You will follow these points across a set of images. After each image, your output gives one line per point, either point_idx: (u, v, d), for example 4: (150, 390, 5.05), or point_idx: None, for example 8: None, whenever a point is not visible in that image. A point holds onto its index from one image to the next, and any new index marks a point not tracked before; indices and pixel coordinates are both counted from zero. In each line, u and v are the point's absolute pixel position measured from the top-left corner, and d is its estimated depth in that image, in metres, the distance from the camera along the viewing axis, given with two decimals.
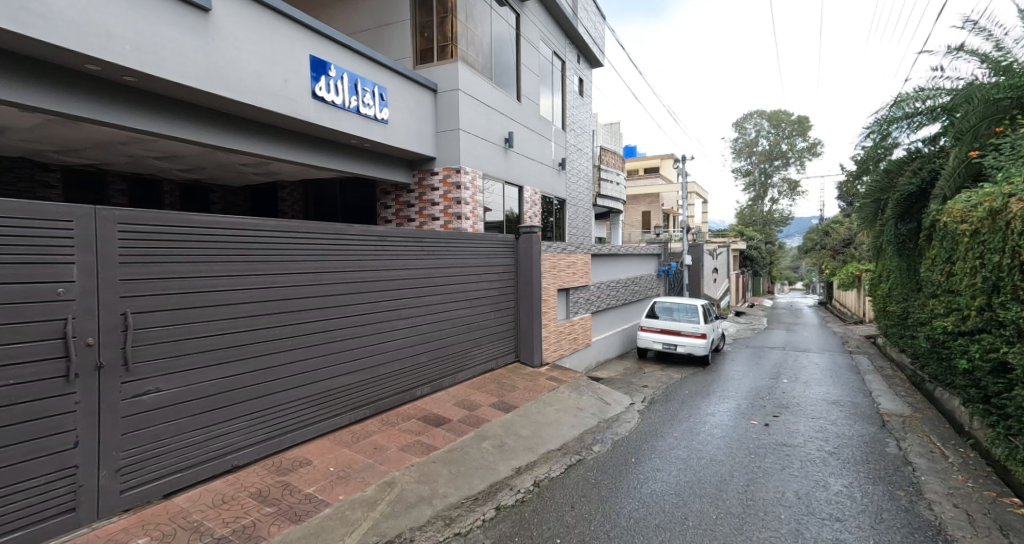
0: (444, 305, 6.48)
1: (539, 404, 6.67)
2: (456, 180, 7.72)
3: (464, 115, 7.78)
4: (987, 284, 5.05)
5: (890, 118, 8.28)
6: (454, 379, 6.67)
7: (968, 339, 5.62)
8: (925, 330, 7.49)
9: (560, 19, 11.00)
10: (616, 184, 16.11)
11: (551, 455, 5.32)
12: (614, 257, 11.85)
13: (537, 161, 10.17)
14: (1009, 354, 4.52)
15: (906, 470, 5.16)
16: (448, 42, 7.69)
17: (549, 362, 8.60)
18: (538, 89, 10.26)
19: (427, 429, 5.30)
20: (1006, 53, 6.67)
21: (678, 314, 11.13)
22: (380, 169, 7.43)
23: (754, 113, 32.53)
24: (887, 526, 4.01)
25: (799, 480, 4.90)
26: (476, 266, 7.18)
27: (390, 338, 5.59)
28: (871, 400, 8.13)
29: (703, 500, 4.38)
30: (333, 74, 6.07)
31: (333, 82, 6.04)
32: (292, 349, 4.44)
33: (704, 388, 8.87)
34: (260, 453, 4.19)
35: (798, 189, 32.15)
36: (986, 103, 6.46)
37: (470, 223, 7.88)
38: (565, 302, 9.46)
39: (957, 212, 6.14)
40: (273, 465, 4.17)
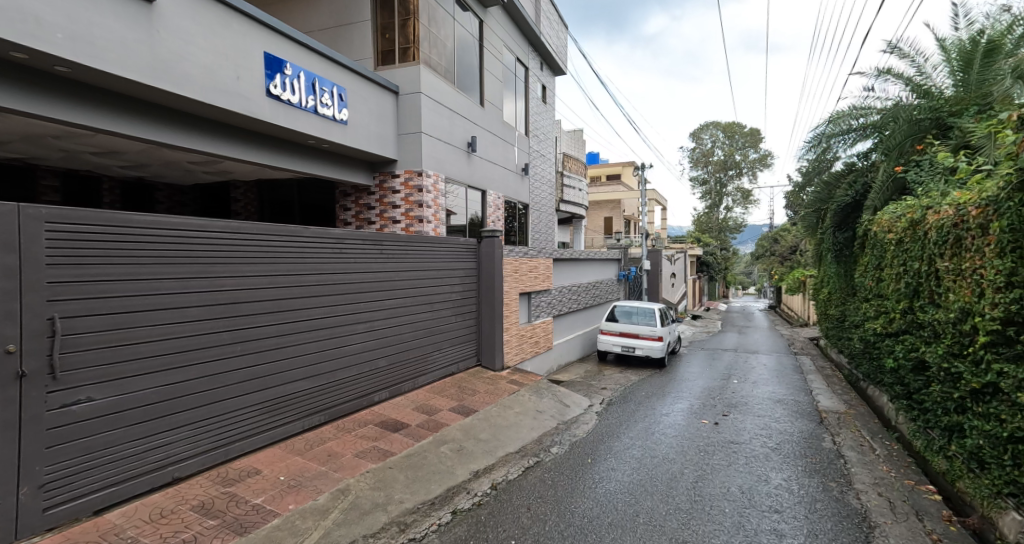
0: (404, 309, 6.43)
1: (499, 407, 6.72)
2: (417, 183, 7.67)
3: (426, 118, 7.75)
4: (910, 289, 5.50)
5: (830, 134, 8.82)
6: (414, 383, 6.63)
7: (894, 338, 6.08)
8: (859, 332, 8.00)
9: (523, 25, 11.15)
10: (578, 190, 16.39)
11: (509, 458, 5.37)
12: (575, 262, 12.07)
13: (499, 165, 10.25)
14: (927, 353, 4.91)
15: (839, 463, 5.52)
16: (410, 44, 7.66)
17: (511, 365, 8.68)
18: (501, 94, 10.36)
19: (384, 434, 5.25)
20: (927, 77, 7.23)
21: (636, 318, 11.43)
22: (339, 170, 7.30)
23: (709, 124, 33.67)
24: (819, 516, 4.27)
25: (743, 475, 5.15)
26: (438, 269, 7.16)
27: (349, 343, 5.50)
28: (811, 398, 8.61)
29: (654, 498, 4.53)
30: (290, 73, 5.94)
31: (289, 80, 5.92)
32: (241, 354, 4.30)
33: (660, 390, 9.17)
34: (204, 464, 4.03)
35: (750, 198, 33.53)
36: (910, 123, 7.02)
37: (433, 227, 7.86)
38: (527, 306, 9.55)
39: (886, 222, 6.64)
40: (219, 476, 4.03)
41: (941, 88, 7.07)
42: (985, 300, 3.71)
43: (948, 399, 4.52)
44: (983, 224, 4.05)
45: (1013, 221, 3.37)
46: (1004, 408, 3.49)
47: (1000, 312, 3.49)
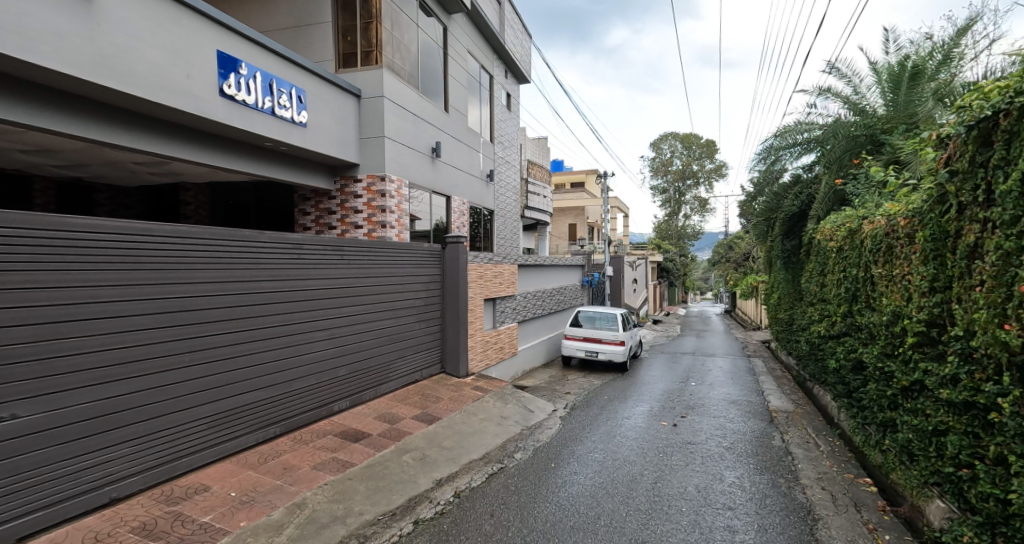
0: (366, 316, 6.36)
1: (463, 413, 6.72)
2: (380, 188, 7.61)
3: (389, 123, 7.71)
4: (849, 293, 5.88)
5: (778, 146, 9.30)
6: (375, 391, 6.55)
7: (835, 340, 6.47)
8: (806, 335, 8.44)
9: (487, 33, 11.25)
10: (543, 197, 16.59)
11: (472, 465, 5.37)
12: (540, 268, 12.21)
13: (464, 171, 10.28)
14: (864, 352, 5.26)
15: (787, 459, 5.80)
16: (372, 47, 7.61)
17: (475, 371, 8.68)
18: (466, 100, 10.40)
19: (344, 444, 5.16)
20: (862, 96, 7.75)
21: (599, 323, 11.65)
22: (298, 173, 7.16)
23: (668, 134, 34.59)
24: (768, 511, 4.48)
25: (699, 474, 5.34)
26: (401, 275, 7.12)
27: (307, 351, 5.39)
28: (762, 399, 9.01)
29: (614, 500, 4.64)
30: (245, 72, 5.82)
31: (244, 80, 5.79)
32: (189, 365, 4.16)
33: (622, 393, 9.37)
34: (147, 483, 3.85)
35: (706, 206, 34.72)
36: (848, 138, 7.52)
37: (396, 232, 7.80)
38: (492, 311, 9.59)
39: (827, 230, 7.06)
40: (162, 495, 3.85)
41: (874, 107, 7.59)
42: (913, 304, 3.99)
43: (882, 396, 4.85)
44: (909, 233, 4.38)
45: (934, 231, 3.66)
46: (929, 404, 3.76)
47: (925, 315, 3.77)
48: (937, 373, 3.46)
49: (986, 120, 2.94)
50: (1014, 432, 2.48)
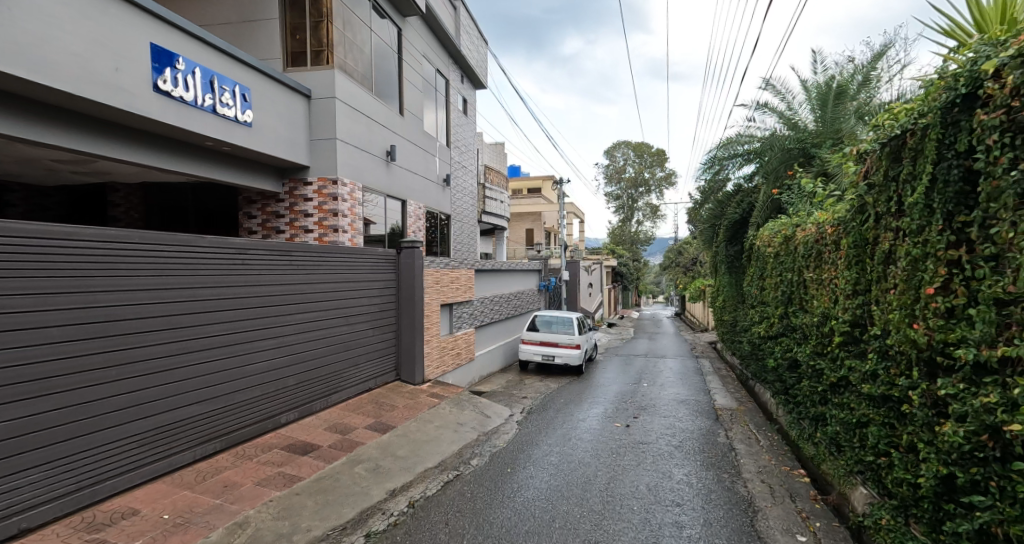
0: (316, 323, 6.19)
1: (418, 421, 6.66)
2: (332, 191, 7.43)
3: (341, 125, 7.57)
4: (785, 296, 6.26)
5: (722, 156, 9.79)
6: (326, 401, 6.38)
7: (773, 340, 6.87)
8: (748, 336, 8.90)
9: (442, 37, 11.26)
10: (500, 202, 16.68)
11: (428, 473, 5.32)
12: (496, 273, 12.27)
13: (420, 176, 10.21)
14: (798, 351, 5.62)
15: (730, 455, 6.10)
16: (323, 47, 7.46)
17: (431, 378, 8.61)
18: (421, 104, 10.35)
19: (291, 458, 5.00)
20: (795, 112, 8.29)
21: (555, 327, 11.82)
22: (242, 176, 6.88)
23: (621, 143, 35.53)
24: (713, 505, 4.70)
25: (650, 473, 5.52)
26: (353, 282, 6.98)
27: (251, 362, 5.20)
28: (709, 397, 9.41)
29: (569, 502, 4.72)
30: (181, 67, 5.57)
31: (180, 75, 5.53)
32: (116, 380, 3.90)
33: (577, 396, 9.54)
34: (65, 510, 3.55)
35: (657, 213, 35.87)
36: (783, 151, 8.01)
37: (348, 237, 7.65)
38: (448, 317, 9.55)
39: (766, 237, 7.49)
40: (83, 522, 3.56)
41: (806, 122, 8.13)
42: (839, 306, 4.31)
43: (814, 392, 5.20)
44: (836, 240, 4.74)
45: (856, 238, 3.97)
46: (852, 398, 4.07)
47: (849, 316, 4.09)
48: (859, 369, 3.76)
49: (896, 138, 3.24)
50: (921, 421, 2.71)
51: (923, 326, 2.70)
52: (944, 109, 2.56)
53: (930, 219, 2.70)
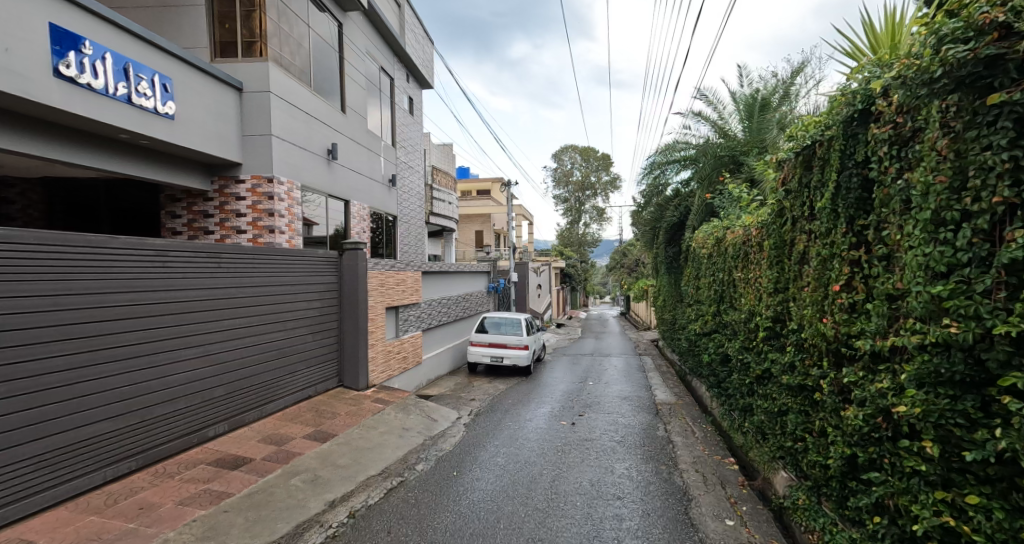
0: (247, 330, 5.90)
1: (361, 428, 6.50)
2: (267, 190, 7.11)
3: (278, 120, 7.27)
4: (717, 295, 6.62)
5: (660, 162, 10.23)
6: (260, 412, 6.10)
7: (708, 336, 7.24)
8: (685, 333, 9.33)
9: (386, 35, 11.07)
10: (448, 204, 16.56)
11: (370, 481, 5.19)
12: (444, 275, 12.18)
13: (364, 175, 9.97)
14: (728, 346, 5.96)
15: (668, 447, 6.37)
16: (255, 38, 7.16)
17: (376, 383, 8.43)
18: (365, 102, 10.12)
19: (219, 473, 4.73)
20: (725, 121, 8.79)
21: (503, 329, 11.88)
22: (165, 173, 6.44)
23: (568, 147, 36.20)
24: (651, 496, 4.90)
25: (593, 469, 5.67)
26: (290, 285, 6.70)
27: (172, 372, 4.88)
28: (650, 393, 9.77)
29: (514, 502, 4.77)
30: (89, 52, 5.05)
31: (88, 61, 5.03)
32: (11, 396, 3.56)
33: (525, 396, 9.64)
34: None
35: (603, 215, 36.80)
36: (715, 157, 8.48)
37: (285, 238, 7.36)
38: (394, 320, 9.38)
39: (700, 239, 7.90)
40: None
41: (735, 131, 8.64)
42: (763, 303, 4.61)
43: (743, 385, 5.54)
44: (760, 242, 5.08)
45: (777, 240, 4.27)
46: (774, 389, 4.38)
47: (771, 313, 4.40)
48: (780, 362, 4.06)
49: (807, 148, 3.52)
50: (830, 408, 2.96)
51: (831, 321, 2.94)
52: (846, 123, 2.81)
53: (835, 222, 2.95)
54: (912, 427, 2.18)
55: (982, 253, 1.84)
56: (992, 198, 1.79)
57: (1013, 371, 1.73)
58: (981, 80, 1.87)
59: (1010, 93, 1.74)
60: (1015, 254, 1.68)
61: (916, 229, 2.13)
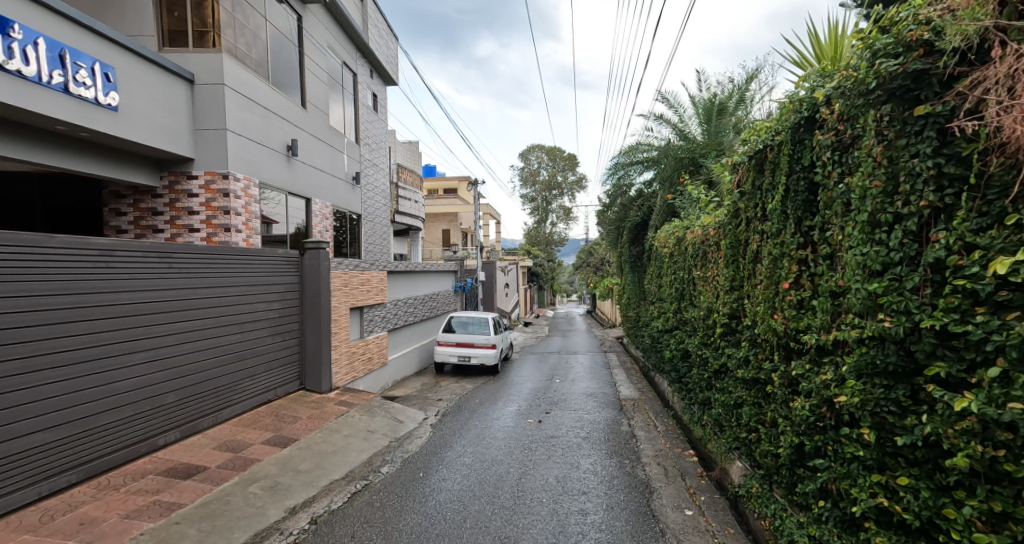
0: (201, 333, 5.69)
1: (324, 432, 6.38)
2: (222, 188, 6.84)
3: (234, 115, 7.03)
4: (678, 292, 6.83)
5: (624, 163, 10.44)
6: (215, 418, 5.91)
7: (669, 333, 7.46)
8: (649, 330, 9.56)
9: (348, 29, 10.87)
10: (414, 202, 16.39)
11: (333, 486, 5.10)
12: (411, 274, 12.05)
13: (326, 173, 9.77)
14: (689, 342, 6.16)
15: (632, 442, 6.54)
16: (207, 28, 6.91)
17: (340, 385, 8.28)
18: (327, 97, 9.90)
19: (170, 483, 4.55)
20: (685, 124, 9.05)
21: (471, 328, 11.86)
22: (109, 168, 6.13)
23: (534, 146, 36.40)
24: (615, 490, 5.01)
25: (559, 465, 5.76)
26: (248, 286, 6.50)
27: (118, 379, 4.66)
28: (615, 389, 9.97)
29: (480, 501, 4.79)
30: (19, 36, 4.71)
31: (18, 46, 4.69)
32: None
33: (492, 395, 9.67)
34: None
35: (570, 215, 37.18)
36: (676, 159, 8.73)
37: (242, 237, 7.14)
38: (359, 321, 9.23)
39: (662, 238, 8.12)
40: None
41: (695, 134, 8.92)
42: (720, 301, 4.80)
43: (702, 380, 5.74)
44: (717, 242, 5.28)
45: (733, 240, 4.44)
46: (731, 383, 4.57)
47: (727, 310, 4.59)
48: (736, 357, 4.24)
49: (760, 152, 3.69)
50: (781, 400, 3.11)
51: (782, 317, 3.10)
52: (794, 129, 2.96)
53: (785, 224, 3.10)
54: (852, 415, 2.33)
55: (910, 253, 1.98)
56: (919, 202, 1.93)
57: (937, 361, 1.87)
58: (909, 92, 2.01)
59: (934, 105, 1.88)
60: (940, 253, 1.83)
61: (856, 231, 2.28)
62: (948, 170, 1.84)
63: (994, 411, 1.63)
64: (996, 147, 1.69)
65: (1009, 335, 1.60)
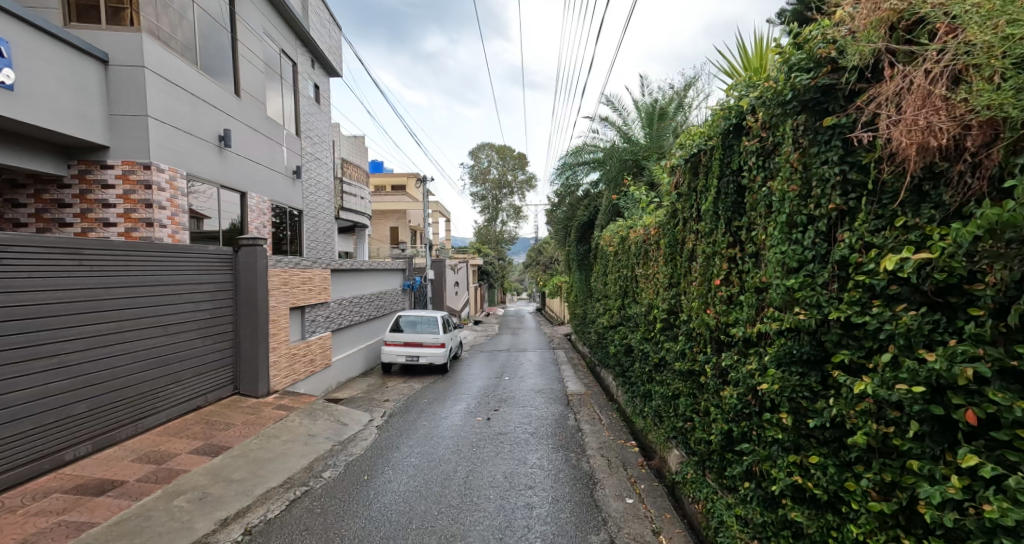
0: (118, 336, 5.30)
1: (260, 438, 6.13)
2: (142, 178, 6.42)
3: (157, 100, 6.58)
4: (622, 289, 7.07)
5: (572, 163, 10.66)
6: (135, 428, 5.53)
7: (614, 329, 7.69)
8: (595, 327, 9.81)
9: (286, 16, 10.42)
10: (360, 198, 15.98)
11: (270, 494, 4.91)
12: (356, 272, 11.75)
13: (263, 166, 9.35)
14: (631, 337, 6.39)
15: (577, 435, 6.71)
16: (124, 4, 6.41)
17: (279, 388, 7.97)
18: (263, 87, 9.46)
19: (80, 501, 4.23)
20: (629, 127, 9.35)
21: (420, 327, 11.71)
22: (8, 155, 5.58)
23: (485, 145, 36.36)
24: (561, 483, 5.14)
25: (508, 462, 5.82)
26: (174, 285, 6.13)
27: (17, 387, 4.28)
28: (563, 385, 10.16)
29: (427, 501, 4.77)
30: None
31: None
32: None
33: (441, 394, 9.62)
34: None
35: (520, 214, 37.42)
36: (620, 161, 9.00)
37: (167, 232, 6.72)
38: (300, 321, 8.91)
39: (607, 237, 8.36)
40: None
41: (638, 137, 9.23)
42: (660, 297, 5.02)
43: (643, 373, 5.96)
44: (658, 241, 5.50)
45: (671, 239, 4.65)
46: (668, 375, 4.79)
47: (665, 307, 4.81)
48: (673, 350, 4.44)
49: (694, 156, 3.90)
50: (712, 390, 3.31)
51: (713, 312, 3.29)
52: (724, 135, 3.15)
53: (716, 224, 3.29)
54: (773, 402, 2.52)
55: (821, 251, 2.17)
56: (828, 205, 2.12)
57: (843, 349, 2.06)
58: (820, 104, 2.20)
59: (839, 116, 2.07)
60: (844, 251, 2.01)
61: (776, 231, 2.47)
62: (851, 176, 2.03)
63: (885, 391, 1.82)
64: (888, 156, 1.89)
65: (898, 325, 1.78)
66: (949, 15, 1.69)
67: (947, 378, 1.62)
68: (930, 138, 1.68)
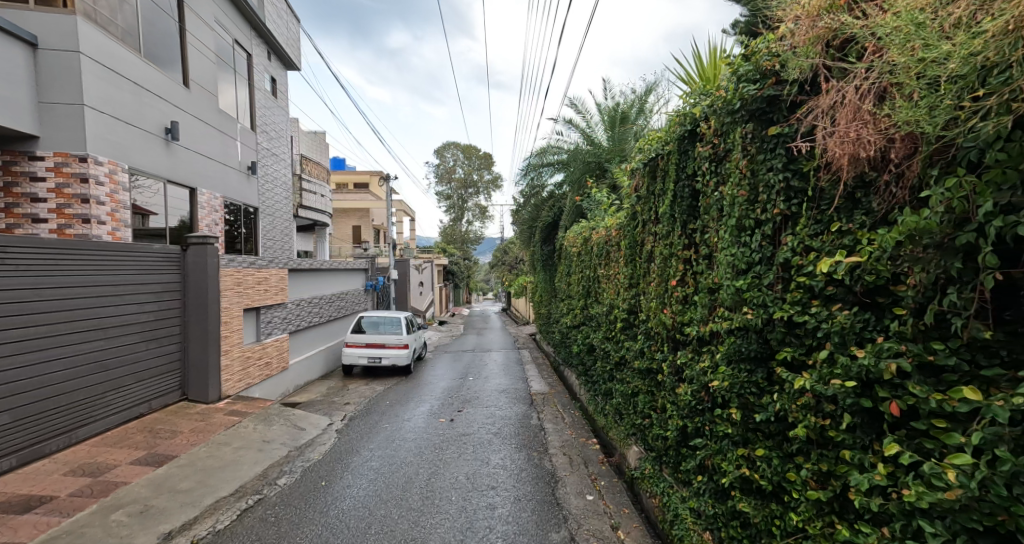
0: (50, 341, 5.00)
1: (209, 446, 5.89)
2: (78, 171, 6.07)
3: (94, 89, 6.23)
4: (584, 289, 7.17)
5: (536, 164, 10.74)
6: (68, 439, 5.22)
7: (576, 329, 7.79)
8: (558, 327, 9.91)
9: (240, 6, 10.05)
10: (320, 196, 15.57)
11: (221, 504, 4.73)
12: (316, 272, 11.46)
13: (215, 161, 8.99)
14: (593, 336, 6.49)
15: (541, 434, 6.77)
16: None
17: (231, 393, 7.69)
18: (214, 78, 9.10)
19: (3, 521, 3.96)
20: (592, 129, 9.48)
21: (382, 328, 11.52)
22: None
23: (450, 144, 36.10)
24: (523, 482, 5.18)
25: (471, 462, 5.82)
26: (115, 285, 5.84)
27: None
28: (527, 385, 10.21)
29: (387, 505, 4.71)
30: None
31: None
32: None
33: (404, 396, 9.50)
34: None
35: (486, 214, 37.34)
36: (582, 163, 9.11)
37: (106, 230, 6.37)
38: (255, 323, 8.62)
39: (571, 238, 8.46)
40: None
41: (600, 139, 9.37)
42: (620, 297, 5.12)
43: (604, 372, 6.07)
44: (619, 243, 5.60)
45: (631, 241, 4.75)
46: (628, 374, 4.90)
47: (625, 307, 4.91)
48: (632, 349, 4.55)
49: (653, 160, 4.00)
50: (669, 387, 3.41)
51: (670, 312, 3.40)
52: (680, 141, 3.25)
53: (672, 226, 3.40)
54: (724, 398, 2.63)
55: (767, 253, 2.28)
56: (774, 210, 2.23)
57: (786, 347, 2.17)
58: (765, 114, 2.31)
59: (783, 126, 2.19)
60: (788, 254, 2.13)
61: (727, 234, 2.57)
62: (794, 183, 2.15)
63: (822, 386, 1.94)
64: (825, 165, 2.00)
65: (834, 324, 1.90)
66: (875, 36, 1.81)
67: (874, 372, 1.73)
68: (860, 150, 1.80)
